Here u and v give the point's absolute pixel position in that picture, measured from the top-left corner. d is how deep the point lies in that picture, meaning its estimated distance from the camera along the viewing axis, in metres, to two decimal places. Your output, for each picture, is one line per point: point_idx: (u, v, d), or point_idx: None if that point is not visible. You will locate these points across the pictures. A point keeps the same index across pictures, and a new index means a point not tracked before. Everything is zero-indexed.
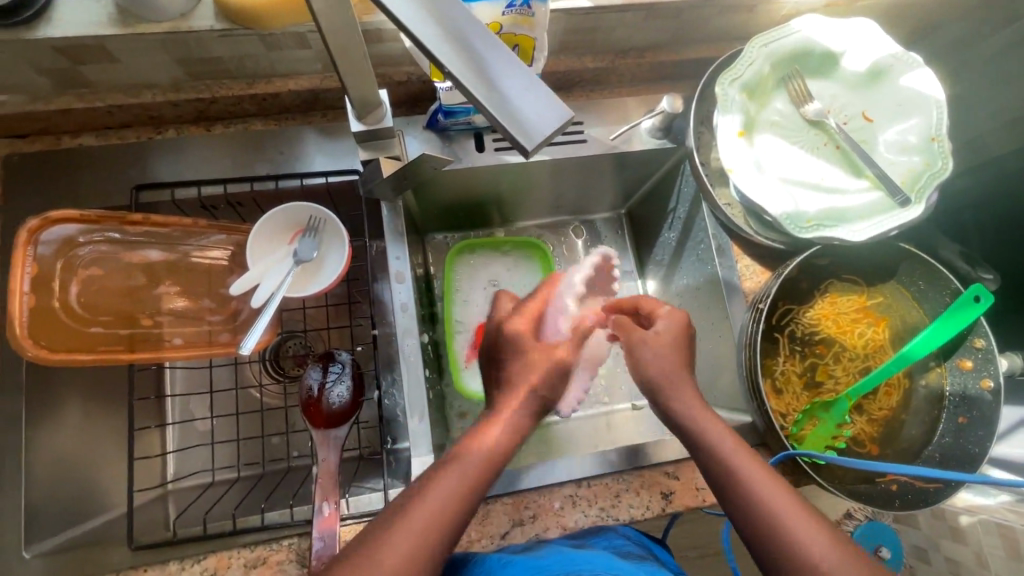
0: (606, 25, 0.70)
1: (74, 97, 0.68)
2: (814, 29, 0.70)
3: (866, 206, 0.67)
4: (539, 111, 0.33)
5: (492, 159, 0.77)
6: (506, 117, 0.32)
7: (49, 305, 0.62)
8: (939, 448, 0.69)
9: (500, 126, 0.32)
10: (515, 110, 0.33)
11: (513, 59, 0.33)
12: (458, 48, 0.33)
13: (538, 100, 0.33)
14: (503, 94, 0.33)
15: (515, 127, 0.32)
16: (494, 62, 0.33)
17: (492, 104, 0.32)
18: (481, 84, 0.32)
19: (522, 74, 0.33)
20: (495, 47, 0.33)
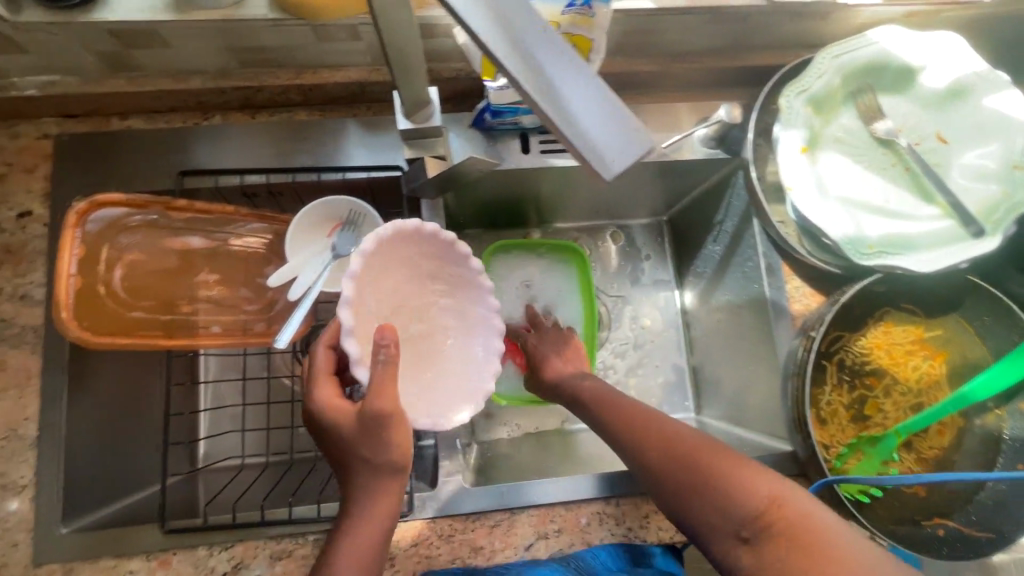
0: (667, 28, 0.67)
1: (125, 80, 0.68)
2: (891, 42, 0.65)
3: (934, 235, 0.63)
4: (619, 139, 0.31)
5: (538, 161, 0.74)
6: (578, 138, 0.31)
7: (93, 288, 0.63)
8: (992, 495, 0.66)
9: (577, 151, 0.31)
10: (591, 136, 0.31)
11: (590, 76, 0.32)
12: (534, 65, 0.32)
13: (613, 123, 0.32)
14: (580, 118, 0.31)
15: (594, 152, 0.31)
16: (569, 79, 0.32)
17: (569, 128, 0.31)
18: (558, 104, 0.31)
19: (598, 94, 0.32)
20: (571, 63, 0.32)
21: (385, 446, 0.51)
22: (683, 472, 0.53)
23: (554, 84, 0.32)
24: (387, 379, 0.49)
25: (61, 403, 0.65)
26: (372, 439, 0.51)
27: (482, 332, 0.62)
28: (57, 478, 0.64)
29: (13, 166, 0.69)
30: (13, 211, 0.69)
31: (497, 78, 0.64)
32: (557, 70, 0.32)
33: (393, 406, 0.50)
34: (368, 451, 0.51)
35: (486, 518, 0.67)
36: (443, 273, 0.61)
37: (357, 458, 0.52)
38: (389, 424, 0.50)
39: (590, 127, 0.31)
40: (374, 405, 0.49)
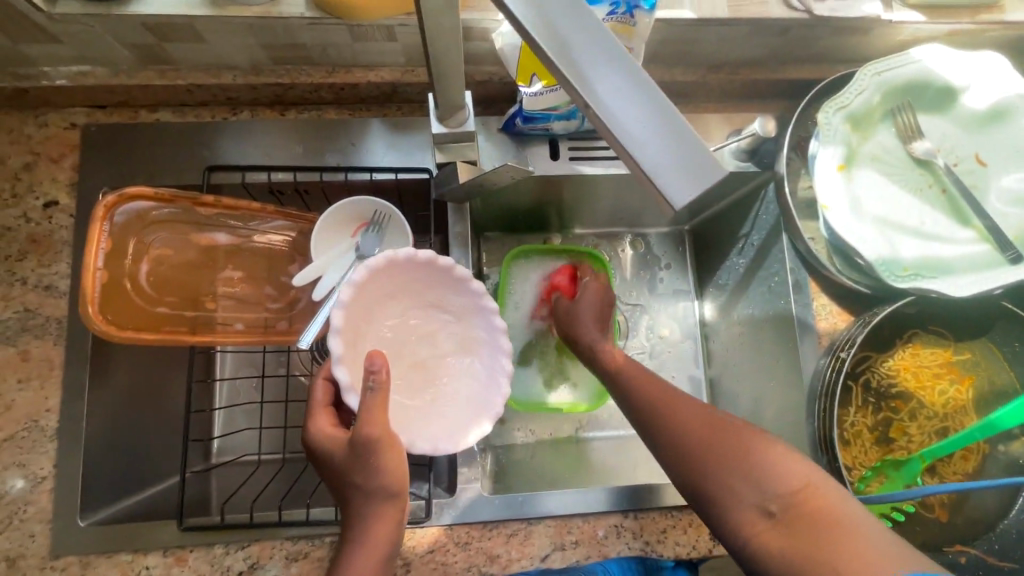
0: (705, 39, 0.66)
1: (157, 73, 0.67)
2: (932, 60, 0.64)
3: (970, 258, 0.62)
4: (683, 154, 0.30)
5: (566, 168, 0.73)
6: (640, 154, 0.31)
7: (119, 282, 0.63)
8: (1017, 524, 0.65)
9: (653, 184, 0.31)
10: (653, 151, 0.31)
11: (652, 88, 0.31)
12: (595, 78, 0.31)
13: (676, 136, 0.31)
14: (642, 133, 0.31)
15: (670, 184, 0.30)
16: (629, 90, 0.31)
17: (645, 160, 0.31)
18: (633, 134, 0.31)
19: (661, 107, 0.31)
20: (631, 74, 0.31)
21: (378, 470, 0.49)
22: (712, 451, 0.53)
23: (629, 112, 0.31)
24: (377, 404, 0.48)
25: (83, 395, 0.65)
26: (367, 463, 0.49)
27: (490, 354, 0.61)
28: (76, 470, 0.64)
29: (40, 156, 0.69)
30: (40, 201, 0.69)
31: (533, 84, 0.63)
32: (633, 97, 0.31)
33: (382, 432, 0.48)
34: (361, 477, 0.49)
35: (503, 527, 0.67)
36: (446, 301, 0.62)
37: (352, 484, 0.50)
38: (379, 448, 0.48)
39: (668, 157, 0.30)
40: (362, 432, 0.48)
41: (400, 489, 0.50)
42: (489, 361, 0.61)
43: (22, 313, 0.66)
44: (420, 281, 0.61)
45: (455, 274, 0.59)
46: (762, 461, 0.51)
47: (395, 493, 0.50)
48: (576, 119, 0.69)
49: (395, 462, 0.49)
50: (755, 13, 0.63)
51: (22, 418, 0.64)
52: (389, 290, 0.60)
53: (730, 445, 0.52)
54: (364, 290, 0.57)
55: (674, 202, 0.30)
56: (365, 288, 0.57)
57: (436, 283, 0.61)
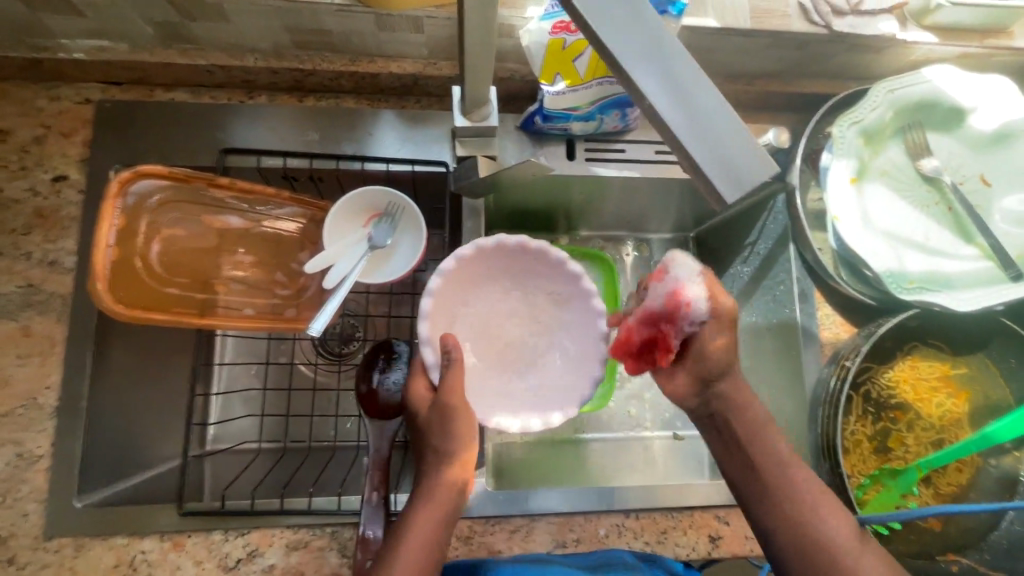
0: (725, 48, 0.67)
1: (176, 51, 0.67)
2: (945, 80, 0.66)
3: (973, 274, 0.64)
4: (728, 147, 0.31)
5: (582, 168, 0.73)
6: (692, 145, 0.31)
7: (129, 259, 0.61)
8: (1008, 537, 0.66)
9: (702, 178, 0.31)
10: (703, 142, 0.31)
11: (700, 80, 0.31)
12: (648, 65, 0.31)
13: (723, 129, 0.31)
14: (692, 124, 0.31)
15: (721, 180, 0.31)
16: (680, 81, 0.31)
17: (696, 150, 0.31)
18: (684, 128, 0.31)
19: (708, 100, 0.31)
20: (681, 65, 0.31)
21: (454, 433, 0.54)
22: (773, 505, 0.51)
23: (678, 106, 0.31)
24: (456, 374, 0.56)
25: (86, 373, 0.64)
26: (444, 423, 0.54)
27: (581, 335, 0.68)
28: (75, 450, 0.63)
29: (51, 129, 0.68)
30: (49, 175, 0.67)
31: (556, 83, 0.63)
32: (682, 88, 0.31)
33: (460, 399, 0.55)
34: (436, 434, 0.54)
35: (505, 522, 0.67)
36: (554, 287, 0.69)
37: (428, 442, 0.54)
38: (456, 412, 0.54)
39: (718, 152, 0.31)
40: (446, 397, 0.54)
41: (467, 457, 0.54)
42: (592, 343, 0.68)
43: (25, 288, 0.65)
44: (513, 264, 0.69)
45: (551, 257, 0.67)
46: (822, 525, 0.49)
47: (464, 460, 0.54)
48: (595, 120, 0.69)
49: (468, 427, 0.55)
50: (776, 25, 0.64)
51: (21, 395, 0.63)
52: (485, 272, 0.68)
53: (787, 502, 0.50)
54: (461, 271, 0.65)
55: (726, 195, 0.31)
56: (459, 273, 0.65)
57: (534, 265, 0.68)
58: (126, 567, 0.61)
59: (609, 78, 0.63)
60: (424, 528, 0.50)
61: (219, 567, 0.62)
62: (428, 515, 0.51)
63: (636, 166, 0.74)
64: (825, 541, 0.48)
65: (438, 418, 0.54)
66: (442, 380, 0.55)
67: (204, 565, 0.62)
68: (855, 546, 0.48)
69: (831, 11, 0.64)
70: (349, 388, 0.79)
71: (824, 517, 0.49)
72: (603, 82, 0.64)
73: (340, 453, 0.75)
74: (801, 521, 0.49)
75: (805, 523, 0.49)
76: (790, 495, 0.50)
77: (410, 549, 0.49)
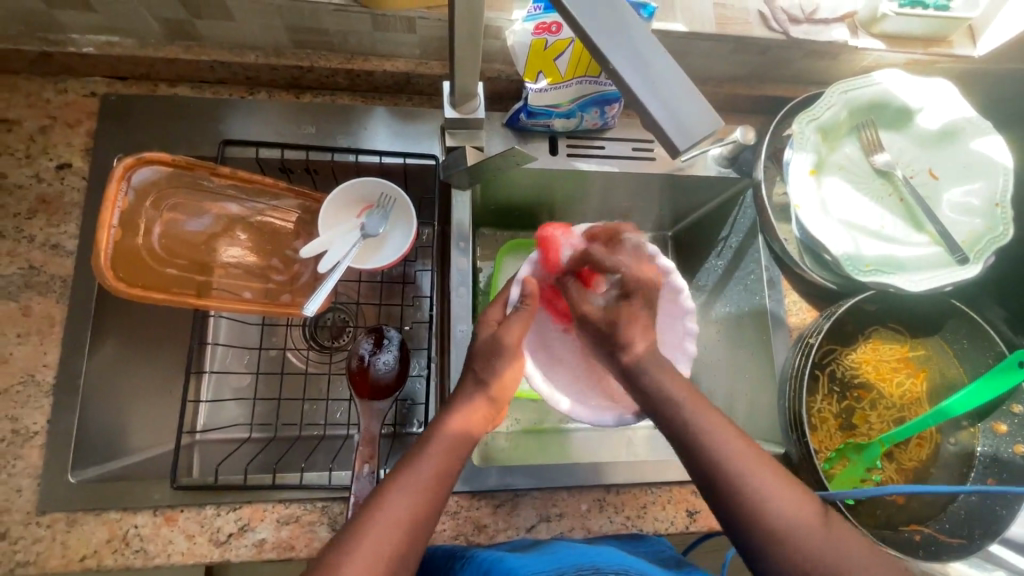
0: (693, 52, 0.73)
1: (181, 48, 0.71)
2: (893, 83, 0.72)
3: (923, 258, 0.69)
4: (682, 106, 0.38)
5: (564, 163, 0.78)
6: (653, 104, 0.38)
7: (132, 243, 0.64)
8: (965, 507, 0.70)
9: (660, 133, 0.38)
10: (660, 103, 0.38)
11: (660, 54, 0.38)
12: (616, 40, 0.38)
13: (678, 93, 0.38)
14: (652, 88, 0.38)
15: (675, 134, 0.37)
16: (642, 54, 0.38)
17: (655, 109, 0.38)
18: (646, 93, 0.37)
19: (667, 69, 0.38)
20: (644, 41, 0.38)
21: (497, 368, 0.59)
22: (724, 485, 0.52)
23: (639, 76, 0.38)
24: (520, 323, 0.61)
25: (83, 352, 0.67)
26: (493, 356, 0.59)
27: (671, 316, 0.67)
28: (71, 425, 0.65)
29: (56, 120, 0.71)
30: (53, 163, 0.70)
31: (538, 81, 0.68)
32: (642, 59, 0.38)
33: (514, 342, 0.60)
34: (480, 368, 0.59)
35: (492, 497, 0.69)
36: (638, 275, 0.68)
37: (472, 371, 0.60)
38: (510, 349, 0.60)
39: (672, 113, 0.38)
40: (505, 334, 0.60)
41: (501, 397, 0.60)
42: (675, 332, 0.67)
43: (26, 270, 0.68)
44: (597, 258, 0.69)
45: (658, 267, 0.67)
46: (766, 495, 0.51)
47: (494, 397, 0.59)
48: (575, 118, 0.74)
49: (511, 370, 0.60)
50: (739, 31, 0.70)
51: (18, 372, 0.65)
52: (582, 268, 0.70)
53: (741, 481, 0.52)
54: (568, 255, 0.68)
55: (681, 145, 0.37)
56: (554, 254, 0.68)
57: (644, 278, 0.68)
58: (118, 542, 0.62)
59: (589, 77, 0.68)
60: (428, 468, 0.52)
61: (211, 541, 0.63)
62: (431, 459, 0.53)
63: (614, 162, 0.79)
64: (778, 520, 0.50)
65: (488, 352, 0.60)
66: (508, 321, 0.61)
67: (196, 539, 0.63)
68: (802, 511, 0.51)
69: (788, 19, 0.71)
70: (340, 373, 0.82)
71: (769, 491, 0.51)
72: (582, 82, 0.69)
73: (330, 438, 0.77)
74: (752, 502, 0.51)
75: (760, 503, 0.51)
76: (751, 486, 0.51)
77: (412, 485, 0.51)
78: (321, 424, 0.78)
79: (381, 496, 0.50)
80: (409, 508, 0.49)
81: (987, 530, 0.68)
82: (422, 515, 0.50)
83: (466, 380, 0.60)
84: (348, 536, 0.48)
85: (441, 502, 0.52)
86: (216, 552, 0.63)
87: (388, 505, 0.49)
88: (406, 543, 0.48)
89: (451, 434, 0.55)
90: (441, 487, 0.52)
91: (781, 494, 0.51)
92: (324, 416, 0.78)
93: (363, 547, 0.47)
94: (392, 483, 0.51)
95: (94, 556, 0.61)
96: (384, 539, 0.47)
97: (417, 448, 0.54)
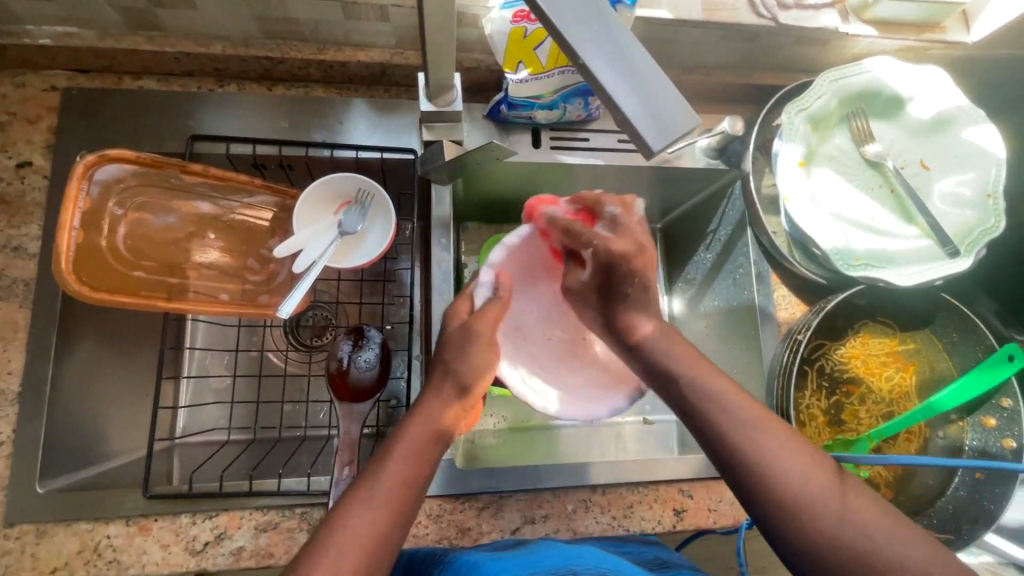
0: (680, 39, 0.71)
1: (143, 38, 0.68)
2: (884, 71, 0.70)
3: (914, 251, 0.67)
4: (657, 101, 0.36)
5: (547, 156, 0.75)
6: (625, 99, 0.35)
7: (96, 245, 0.62)
8: (953, 501, 0.70)
9: (636, 133, 0.36)
10: (634, 98, 0.36)
11: (633, 45, 0.36)
12: (585, 31, 0.36)
13: (652, 87, 0.36)
14: (624, 81, 0.36)
15: (652, 135, 0.35)
16: (614, 45, 0.36)
17: (628, 107, 0.35)
18: (621, 92, 0.35)
19: (641, 63, 0.36)
20: (614, 30, 0.36)
21: (469, 357, 0.55)
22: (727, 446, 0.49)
23: (615, 72, 0.36)
24: (495, 308, 0.58)
25: (51, 358, 0.65)
26: (466, 344, 0.55)
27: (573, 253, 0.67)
28: (39, 434, 0.63)
29: (15, 116, 0.68)
30: (13, 161, 0.67)
31: (518, 71, 0.65)
32: (614, 51, 0.36)
33: (487, 330, 0.56)
34: (451, 359, 0.55)
35: (475, 500, 0.68)
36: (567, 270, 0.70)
37: (442, 361, 0.55)
38: (480, 339, 0.55)
39: (648, 110, 0.36)
40: (475, 324, 0.56)
41: (474, 386, 0.54)
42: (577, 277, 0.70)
43: None
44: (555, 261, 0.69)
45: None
46: (775, 463, 0.48)
47: (468, 389, 0.54)
48: (558, 109, 0.71)
49: (491, 360, 0.55)
50: (726, 17, 0.68)
51: None
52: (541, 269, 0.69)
53: (748, 445, 0.48)
54: (535, 247, 0.67)
55: (655, 145, 0.35)
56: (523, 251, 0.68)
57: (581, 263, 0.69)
58: (91, 553, 0.60)
59: (570, 67, 0.65)
60: (394, 473, 0.49)
61: (186, 550, 0.61)
62: (399, 465, 0.50)
63: (599, 154, 0.76)
64: (782, 482, 0.47)
65: (460, 338, 0.55)
66: (481, 310, 0.58)
67: (171, 548, 0.61)
68: (812, 478, 0.47)
69: (777, 5, 0.68)
70: (321, 374, 0.80)
71: (784, 459, 0.48)
72: (564, 72, 0.66)
73: (312, 441, 0.75)
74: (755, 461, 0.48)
75: (760, 466, 0.48)
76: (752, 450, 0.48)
77: (381, 494, 0.48)
78: (302, 427, 0.76)
79: (346, 508, 0.48)
80: (373, 523, 0.47)
81: (976, 524, 0.67)
82: (392, 524, 0.48)
83: (439, 374, 0.55)
84: (307, 559, 0.45)
85: (410, 508, 0.49)
86: (193, 561, 0.61)
87: (352, 517, 0.47)
88: (372, 558, 0.46)
89: (419, 438, 0.52)
90: (408, 494, 0.49)
91: (789, 453, 0.48)
92: (305, 418, 0.76)
93: (325, 566, 0.44)
94: (356, 494, 0.48)
95: (65, 568, 0.60)
96: (349, 560, 0.45)
97: (382, 453, 0.51)
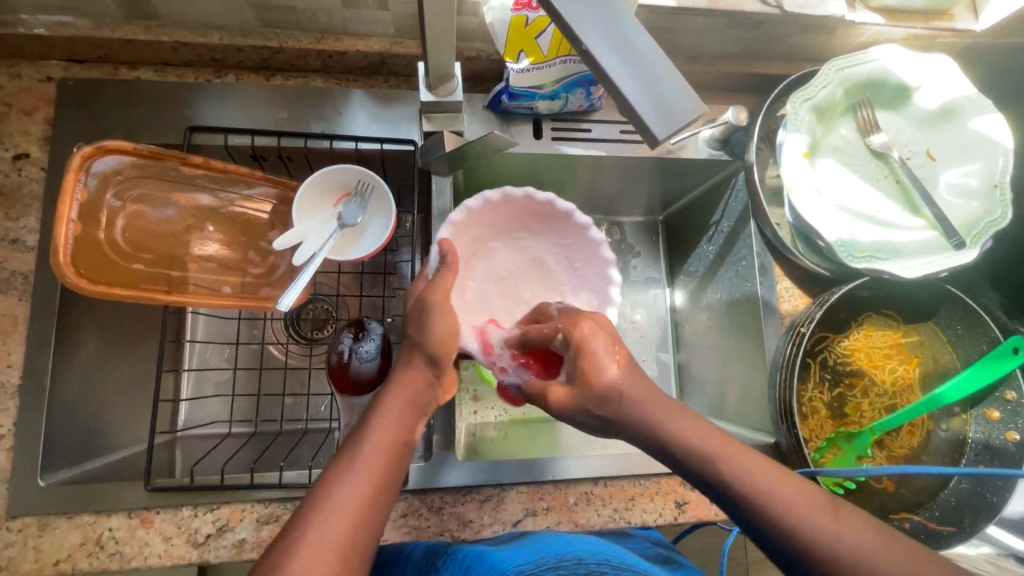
0: (682, 27, 0.70)
1: (140, 28, 0.67)
2: (891, 59, 0.69)
3: (919, 243, 0.66)
4: (662, 88, 0.35)
5: (548, 147, 0.74)
6: (628, 86, 0.35)
7: (94, 237, 0.61)
8: (956, 494, 0.69)
9: (639, 121, 0.35)
10: (638, 84, 0.35)
11: (638, 30, 0.36)
12: (590, 16, 0.35)
13: (656, 74, 0.35)
14: (627, 68, 0.35)
15: (656, 123, 0.35)
16: (618, 30, 0.35)
17: (631, 94, 0.35)
18: (626, 80, 0.35)
19: (647, 49, 0.36)
20: (619, 14, 0.36)
21: (432, 330, 0.54)
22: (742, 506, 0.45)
23: (619, 58, 0.35)
24: (447, 278, 0.57)
25: (50, 351, 0.64)
26: (425, 318, 0.54)
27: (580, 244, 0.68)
28: (40, 426, 0.63)
29: (11, 107, 0.68)
30: (10, 153, 0.67)
31: (519, 60, 0.64)
32: (617, 36, 0.35)
33: (441, 298, 0.55)
34: (416, 334, 0.55)
35: (476, 492, 0.68)
36: (531, 224, 0.69)
37: (409, 337, 0.56)
38: (439, 308, 0.54)
39: (652, 97, 0.35)
40: (427, 292, 0.55)
41: (443, 356, 0.54)
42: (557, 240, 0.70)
43: None
44: (513, 218, 0.68)
45: (556, 209, 0.66)
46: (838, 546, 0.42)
47: (436, 358, 0.54)
48: (560, 99, 0.70)
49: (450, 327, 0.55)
50: (731, 5, 0.66)
51: None
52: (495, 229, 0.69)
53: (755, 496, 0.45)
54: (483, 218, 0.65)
55: (659, 133, 0.35)
56: (481, 216, 0.65)
57: (551, 223, 0.68)
58: (93, 545, 0.60)
59: (571, 57, 0.64)
60: (378, 440, 0.50)
61: (188, 542, 0.61)
62: (381, 433, 0.50)
63: (601, 145, 0.75)
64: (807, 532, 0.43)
65: (419, 312, 0.55)
66: (433, 280, 0.56)
67: (173, 541, 0.61)
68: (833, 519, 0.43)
69: None
70: (321, 367, 0.80)
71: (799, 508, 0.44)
72: (566, 61, 0.65)
73: (312, 433, 0.75)
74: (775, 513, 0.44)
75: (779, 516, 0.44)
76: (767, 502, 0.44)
77: (364, 461, 0.48)
78: (302, 419, 0.76)
79: (332, 478, 0.47)
80: (358, 487, 0.46)
81: (978, 517, 0.67)
82: (378, 491, 0.47)
83: (410, 349, 0.55)
84: (295, 527, 0.44)
85: (399, 476, 0.49)
86: (196, 554, 0.61)
87: (339, 485, 0.46)
88: (360, 526, 0.45)
89: (397, 408, 0.52)
90: (392, 459, 0.49)
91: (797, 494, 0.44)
92: (305, 411, 0.76)
93: (311, 535, 0.43)
94: (339, 462, 0.48)
95: (68, 560, 0.60)
96: (337, 524, 0.44)
97: (363, 423, 0.51)
